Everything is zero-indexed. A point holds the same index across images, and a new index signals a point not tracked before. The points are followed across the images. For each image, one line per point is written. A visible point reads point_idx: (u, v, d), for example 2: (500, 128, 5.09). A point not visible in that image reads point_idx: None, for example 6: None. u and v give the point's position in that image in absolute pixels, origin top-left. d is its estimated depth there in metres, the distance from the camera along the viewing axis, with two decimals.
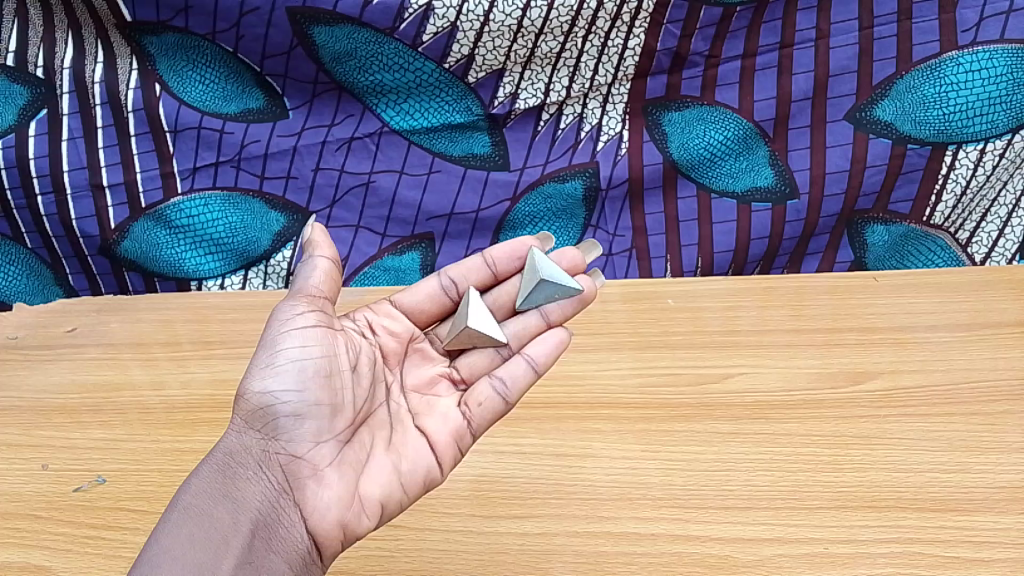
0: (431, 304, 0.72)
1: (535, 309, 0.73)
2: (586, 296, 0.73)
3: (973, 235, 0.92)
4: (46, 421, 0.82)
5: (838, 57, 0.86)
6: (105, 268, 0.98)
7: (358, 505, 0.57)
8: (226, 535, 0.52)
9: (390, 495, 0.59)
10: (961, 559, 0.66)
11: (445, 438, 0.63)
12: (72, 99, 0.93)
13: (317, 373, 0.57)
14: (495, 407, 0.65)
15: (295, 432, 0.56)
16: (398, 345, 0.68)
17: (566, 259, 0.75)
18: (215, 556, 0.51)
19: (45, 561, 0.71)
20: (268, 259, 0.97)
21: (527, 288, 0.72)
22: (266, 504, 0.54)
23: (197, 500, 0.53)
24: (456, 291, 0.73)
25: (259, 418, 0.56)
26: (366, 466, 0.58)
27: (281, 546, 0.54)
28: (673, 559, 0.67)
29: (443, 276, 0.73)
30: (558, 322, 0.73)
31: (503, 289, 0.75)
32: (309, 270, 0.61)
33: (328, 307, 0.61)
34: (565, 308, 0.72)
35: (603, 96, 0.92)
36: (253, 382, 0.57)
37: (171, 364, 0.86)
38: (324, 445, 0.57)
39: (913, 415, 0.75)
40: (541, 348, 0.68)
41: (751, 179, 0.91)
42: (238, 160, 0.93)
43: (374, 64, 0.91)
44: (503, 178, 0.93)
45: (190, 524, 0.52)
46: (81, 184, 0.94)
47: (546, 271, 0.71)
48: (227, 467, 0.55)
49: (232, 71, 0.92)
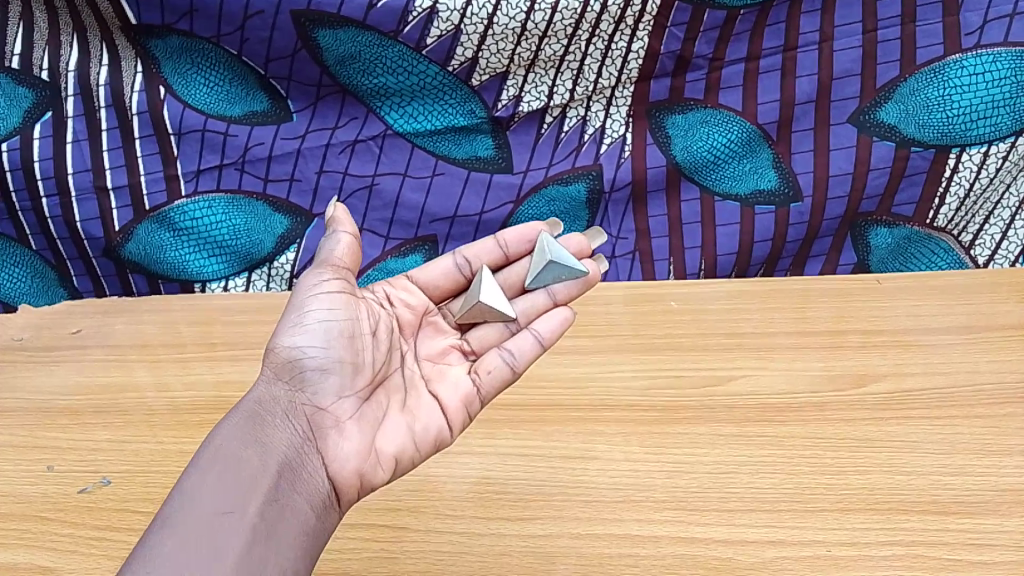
0: (446, 280, 0.73)
1: (542, 288, 0.72)
2: (590, 278, 0.72)
3: (975, 238, 0.92)
4: (51, 422, 0.82)
5: (842, 60, 0.86)
6: (110, 269, 0.98)
7: (375, 457, 0.58)
8: (255, 475, 0.52)
9: (405, 451, 0.59)
10: (964, 562, 0.65)
11: (459, 402, 0.64)
12: (77, 101, 0.93)
13: (342, 333, 0.58)
14: (502, 375, 0.65)
15: (320, 385, 0.57)
16: (414, 317, 0.69)
17: (572, 244, 0.75)
18: (246, 494, 0.51)
19: (50, 562, 0.71)
20: (271, 262, 0.97)
21: (533, 268, 0.72)
22: (291, 449, 0.55)
23: (226, 441, 0.54)
24: (471, 271, 0.73)
25: (287, 370, 0.57)
26: (382, 423, 0.59)
27: (305, 489, 0.54)
28: (676, 562, 0.66)
29: (459, 256, 0.73)
30: (563, 301, 0.72)
31: (513, 269, 0.74)
32: (333, 242, 0.62)
33: (352, 279, 0.62)
34: (571, 289, 0.72)
35: (607, 99, 0.92)
36: (283, 337, 0.58)
37: (176, 366, 0.86)
38: (346, 399, 0.58)
39: (917, 418, 0.75)
40: (546, 323, 0.68)
41: (754, 181, 0.91)
42: (243, 163, 0.94)
43: (377, 67, 0.91)
44: (506, 180, 0.94)
45: (221, 464, 0.52)
46: (86, 187, 0.94)
47: (552, 252, 0.72)
48: (254, 413, 0.55)
49: (236, 73, 0.92)
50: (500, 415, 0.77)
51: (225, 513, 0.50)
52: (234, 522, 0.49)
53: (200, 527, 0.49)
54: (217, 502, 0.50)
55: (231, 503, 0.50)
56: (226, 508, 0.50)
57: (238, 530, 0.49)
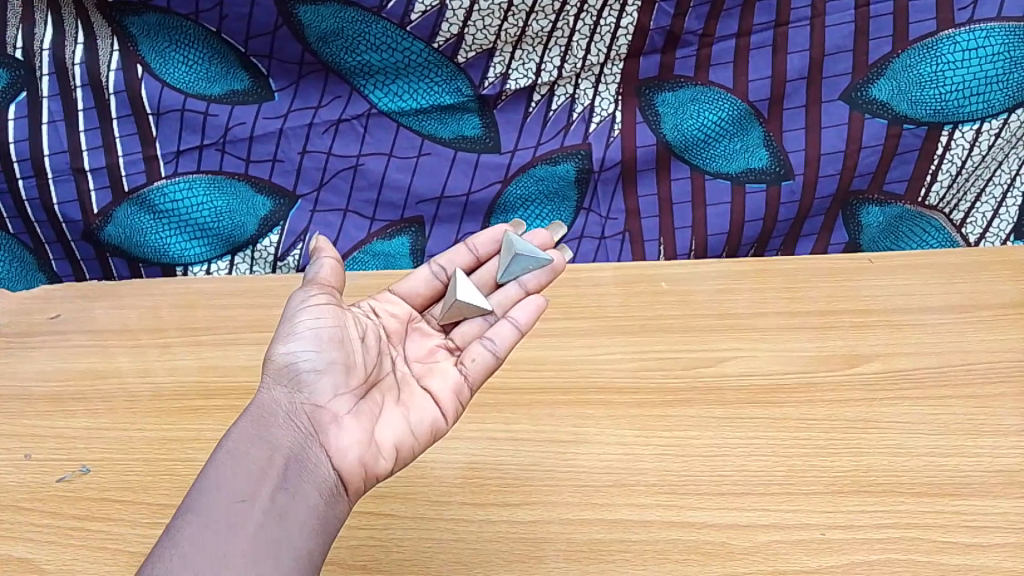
0: (427, 287, 0.71)
1: (512, 280, 0.72)
2: (557, 265, 0.72)
3: (967, 216, 0.91)
4: (30, 409, 0.80)
5: (833, 36, 0.85)
6: (89, 253, 0.96)
7: (375, 448, 0.56)
8: (262, 470, 0.51)
9: (405, 441, 0.57)
10: (959, 545, 0.65)
11: (453, 393, 0.61)
12: (53, 81, 0.90)
13: (333, 335, 0.57)
14: (486, 362, 0.63)
15: (315, 383, 0.55)
16: (399, 325, 0.67)
17: (538, 239, 0.75)
18: (255, 487, 0.50)
19: (27, 554, 0.69)
20: (254, 245, 0.95)
21: (501, 263, 0.73)
22: (293, 445, 0.53)
23: (231, 442, 0.53)
24: (448, 276, 0.72)
25: (283, 373, 0.55)
26: (379, 417, 0.57)
27: (311, 481, 0.52)
28: (668, 547, 0.65)
29: (434, 264, 0.72)
30: (535, 290, 0.72)
31: (487, 268, 0.74)
32: (315, 266, 0.61)
33: (339, 296, 0.61)
34: (541, 277, 0.71)
35: (595, 76, 0.90)
36: (277, 345, 0.57)
37: (158, 351, 0.84)
38: (342, 396, 0.56)
39: (910, 399, 0.74)
40: (522, 310, 0.66)
41: (744, 160, 0.90)
42: (223, 143, 0.92)
43: (361, 44, 0.89)
44: (494, 160, 0.92)
45: (228, 463, 0.51)
46: (62, 168, 0.92)
47: (518, 245, 0.72)
48: (256, 415, 0.54)
49: (216, 52, 0.90)
50: (488, 400, 0.76)
51: (238, 504, 0.49)
52: (247, 510, 0.49)
53: (214, 518, 0.48)
54: (230, 494, 0.50)
55: (242, 494, 0.50)
56: (240, 498, 0.49)
57: (250, 519, 0.49)
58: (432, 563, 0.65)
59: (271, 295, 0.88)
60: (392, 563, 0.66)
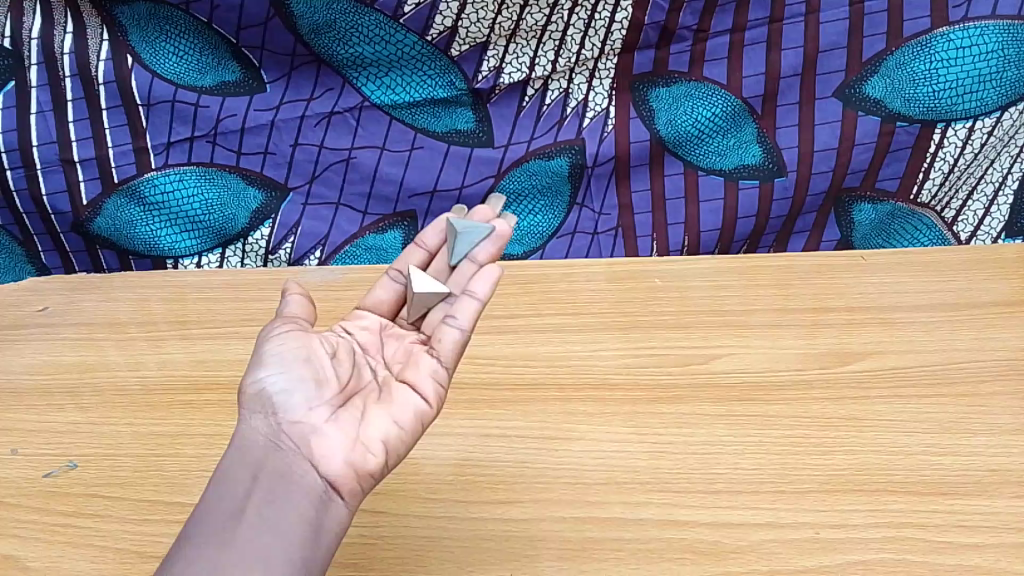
0: (389, 294, 0.70)
1: (465, 259, 0.70)
2: (501, 231, 0.69)
3: (959, 214, 0.92)
4: (18, 403, 0.80)
5: (828, 32, 0.84)
6: (78, 244, 0.95)
7: (361, 447, 0.54)
8: (247, 491, 0.52)
9: (392, 435, 0.56)
10: (953, 544, 0.65)
11: (432, 379, 0.60)
12: (41, 70, 0.89)
13: (296, 354, 0.57)
14: (454, 339, 0.62)
15: (287, 401, 0.55)
16: (374, 337, 0.66)
17: (480, 216, 0.73)
18: (242, 506, 0.52)
19: (14, 550, 0.69)
20: (245, 237, 0.94)
21: (448, 249, 0.71)
22: (276, 464, 0.53)
23: (217, 474, 0.54)
24: (406, 276, 0.70)
25: (255, 401, 0.55)
26: (363, 419, 0.56)
27: (296, 491, 0.52)
28: (663, 545, 0.66)
29: (391, 271, 0.71)
30: (486, 262, 0.68)
31: (441, 258, 0.72)
32: (284, 303, 0.62)
33: (312, 327, 0.62)
34: (487, 247, 0.69)
35: (590, 71, 0.89)
36: (246, 379, 0.57)
37: (148, 345, 0.83)
38: (318, 408, 0.56)
39: (902, 396, 0.75)
40: (479, 281, 0.64)
41: (738, 156, 0.90)
42: (214, 135, 0.91)
43: (354, 36, 0.88)
44: (487, 154, 0.91)
45: (216, 489, 0.53)
46: (51, 159, 0.91)
47: (459, 224, 0.71)
48: (237, 447, 0.54)
49: (206, 42, 0.89)
50: (480, 396, 0.76)
51: (227, 522, 0.51)
52: (235, 526, 0.51)
53: (209, 548, 0.50)
54: (218, 520, 0.51)
55: (231, 520, 0.51)
56: (227, 518, 0.51)
57: (239, 534, 0.51)
58: (424, 561, 0.65)
59: (262, 290, 0.88)
60: (383, 560, 0.65)
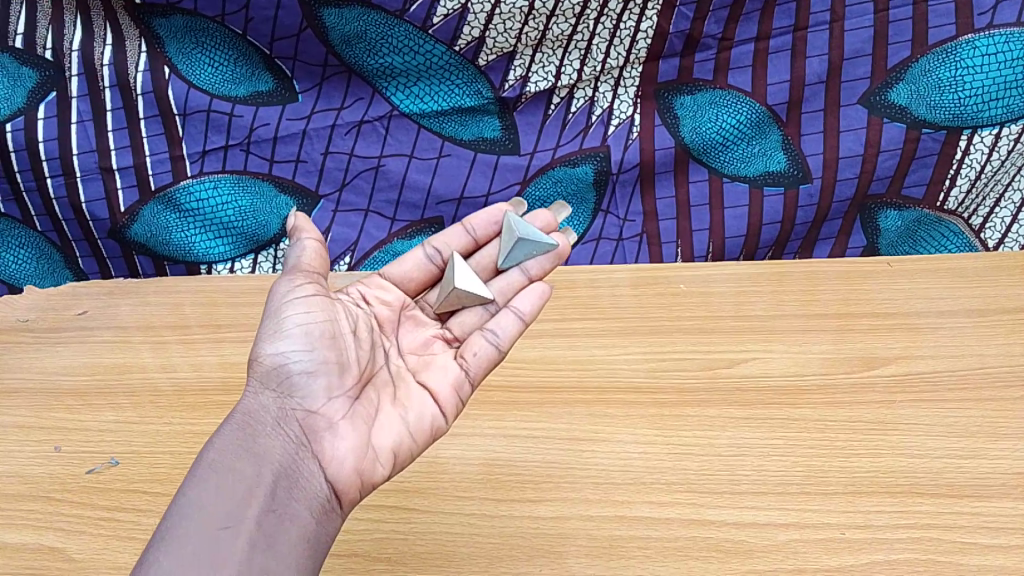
0: (419, 272, 0.72)
1: (515, 267, 0.73)
2: (560, 252, 0.73)
3: (986, 220, 0.92)
4: (58, 403, 0.82)
5: (852, 40, 0.85)
6: (115, 250, 0.98)
7: (372, 452, 0.56)
8: (250, 486, 0.51)
9: (402, 442, 0.58)
10: (977, 545, 0.65)
11: (451, 388, 0.63)
12: (81, 81, 0.92)
13: (322, 332, 0.58)
14: (488, 355, 0.65)
15: (307, 386, 0.56)
16: (393, 314, 0.68)
17: (538, 221, 0.76)
18: (241, 505, 0.50)
19: (58, 543, 0.71)
20: (278, 243, 0.97)
21: (504, 248, 0.73)
22: (285, 455, 0.54)
23: (219, 456, 0.53)
24: (444, 259, 0.73)
25: (274, 377, 0.56)
26: (375, 418, 0.58)
27: (302, 494, 0.53)
28: (689, 544, 0.66)
29: (428, 247, 0.73)
30: (536, 277, 0.73)
31: (488, 249, 0.75)
32: (298, 250, 0.61)
33: (323, 282, 0.62)
34: (543, 264, 0.72)
35: (615, 79, 0.91)
36: (266, 347, 0.57)
37: (183, 347, 0.86)
38: (336, 398, 0.57)
39: (927, 401, 0.75)
40: (524, 299, 0.67)
41: (763, 162, 0.91)
42: (248, 144, 0.93)
43: (384, 46, 0.90)
44: (514, 161, 0.93)
45: (216, 478, 0.51)
46: (90, 167, 0.94)
47: (523, 230, 0.73)
48: (248, 426, 0.55)
49: (240, 53, 0.91)
50: (505, 397, 0.77)
51: (222, 529, 0.49)
52: (232, 537, 0.49)
53: (202, 550, 0.48)
54: (210, 524, 0.49)
55: (229, 524, 0.49)
56: (223, 524, 0.49)
57: (235, 545, 0.49)
58: (455, 555, 0.67)
59: None
60: (414, 556, 0.67)
